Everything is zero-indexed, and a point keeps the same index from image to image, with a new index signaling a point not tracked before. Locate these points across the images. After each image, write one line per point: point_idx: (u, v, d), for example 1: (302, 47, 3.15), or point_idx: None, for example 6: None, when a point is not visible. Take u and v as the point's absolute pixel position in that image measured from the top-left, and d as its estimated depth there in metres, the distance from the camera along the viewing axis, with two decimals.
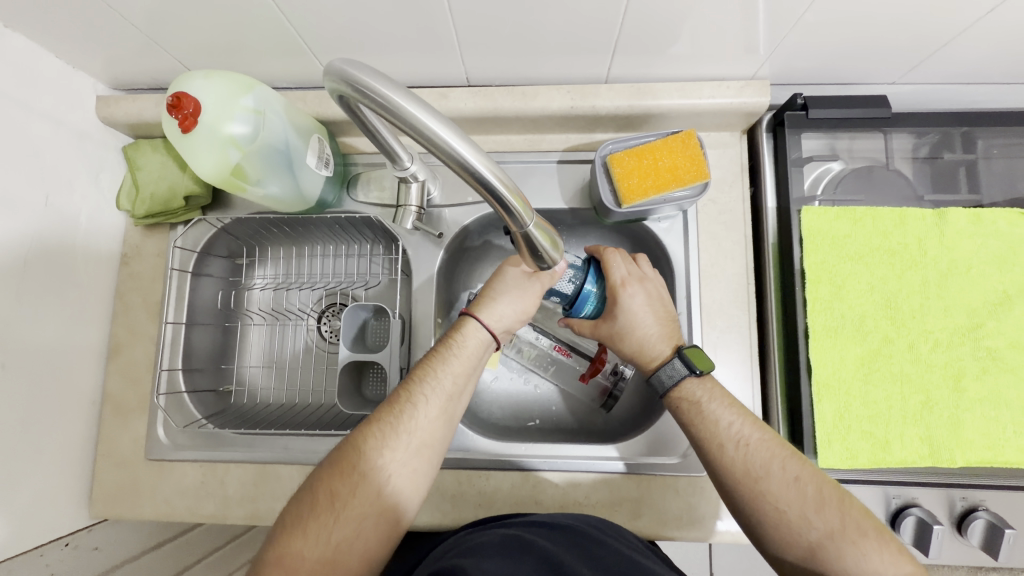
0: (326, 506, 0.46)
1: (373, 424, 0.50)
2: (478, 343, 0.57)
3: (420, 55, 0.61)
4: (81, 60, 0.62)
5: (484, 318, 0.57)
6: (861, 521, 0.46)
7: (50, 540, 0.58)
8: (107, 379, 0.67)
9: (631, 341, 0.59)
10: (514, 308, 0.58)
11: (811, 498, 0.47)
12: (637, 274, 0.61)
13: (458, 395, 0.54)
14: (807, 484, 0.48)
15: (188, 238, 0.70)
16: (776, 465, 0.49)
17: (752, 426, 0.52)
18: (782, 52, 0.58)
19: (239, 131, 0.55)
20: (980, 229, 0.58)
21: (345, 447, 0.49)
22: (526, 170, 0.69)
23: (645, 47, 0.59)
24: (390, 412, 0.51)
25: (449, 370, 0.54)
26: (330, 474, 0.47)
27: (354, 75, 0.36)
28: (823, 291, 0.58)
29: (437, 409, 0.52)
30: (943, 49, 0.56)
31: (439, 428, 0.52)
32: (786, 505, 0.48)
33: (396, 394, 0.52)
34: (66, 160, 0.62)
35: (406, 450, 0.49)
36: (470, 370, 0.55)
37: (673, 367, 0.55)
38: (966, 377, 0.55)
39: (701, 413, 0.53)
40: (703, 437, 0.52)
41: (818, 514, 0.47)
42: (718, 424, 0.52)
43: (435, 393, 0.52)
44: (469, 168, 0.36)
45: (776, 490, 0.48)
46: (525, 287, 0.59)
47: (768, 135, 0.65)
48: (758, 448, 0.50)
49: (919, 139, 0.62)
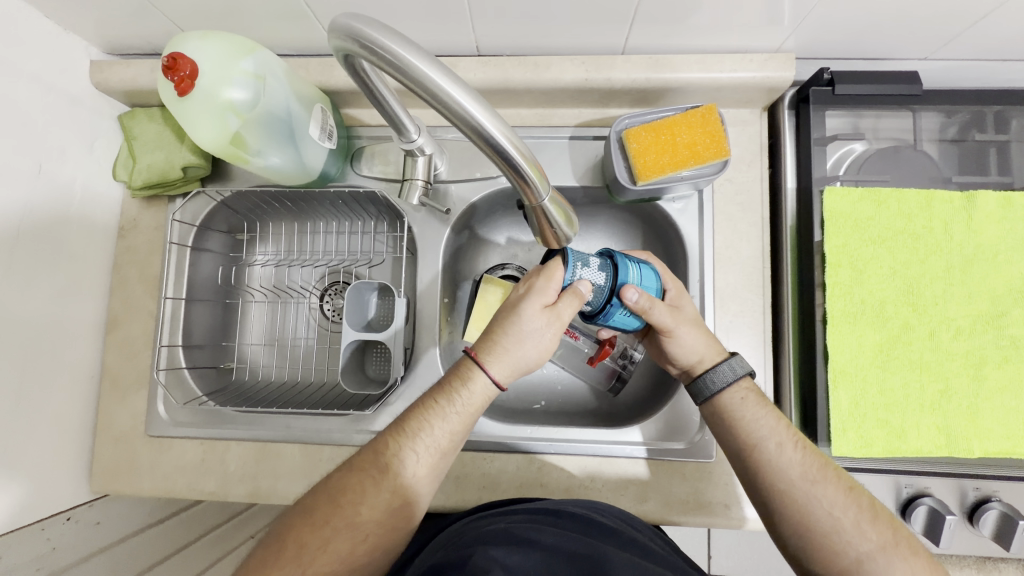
0: (294, 557, 0.43)
1: (353, 474, 0.47)
2: (483, 398, 0.51)
3: (429, 24, 0.58)
4: (74, 22, 0.59)
5: (492, 368, 0.51)
6: (910, 540, 0.46)
7: (51, 514, 0.57)
8: (106, 353, 0.66)
9: (697, 337, 0.54)
10: (531, 357, 0.52)
11: (867, 509, 0.47)
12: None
13: (451, 449, 0.50)
14: (859, 495, 0.47)
15: (187, 211, 0.68)
16: (832, 473, 0.48)
17: (799, 437, 0.50)
18: (810, 25, 0.55)
19: (238, 96, 0.52)
20: (1009, 213, 0.55)
21: (322, 494, 0.47)
22: (537, 146, 0.66)
23: (666, 17, 0.55)
24: (371, 461, 0.48)
25: (439, 420, 0.49)
26: (301, 522, 0.45)
27: (361, 30, 0.34)
28: (843, 275, 0.56)
29: (426, 466, 0.48)
30: (979, 24, 0.53)
31: (426, 484, 0.49)
32: (841, 514, 0.46)
33: (381, 444, 0.49)
34: (59, 128, 0.59)
35: (381, 507, 0.47)
36: (468, 425, 0.51)
37: (739, 360, 0.53)
38: (987, 366, 0.54)
39: (769, 423, 0.50)
40: (761, 438, 0.50)
41: (872, 526, 0.46)
42: (775, 429, 0.50)
43: (421, 446, 0.48)
44: (483, 133, 0.34)
45: (831, 495, 0.47)
46: (537, 328, 0.51)
47: (790, 113, 0.62)
48: (808, 461, 0.48)
49: (947, 119, 0.60)
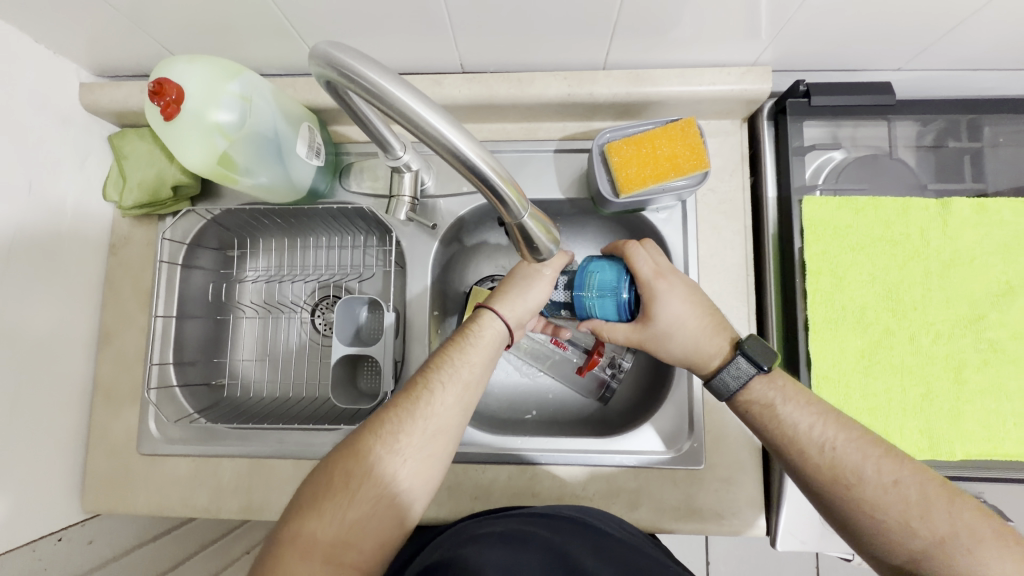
0: (341, 487, 0.44)
1: (389, 408, 0.48)
2: (494, 333, 0.56)
3: (413, 42, 0.60)
4: (65, 45, 0.60)
5: (501, 310, 0.56)
6: (976, 526, 0.43)
7: (42, 535, 0.57)
8: (97, 372, 0.66)
9: (683, 341, 0.55)
10: (530, 299, 0.58)
11: (915, 503, 0.44)
12: (671, 266, 0.56)
13: (474, 382, 0.52)
14: (908, 488, 0.45)
15: (178, 229, 0.68)
16: (870, 467, 0.46)
17: (836, 426, 0.49)
18: (785, 37, 0.57)
19: (226, 118, 0.53)
20: (984, 219, 0.57)
21: (360, 430, 0.47)
22: (522, 159, 0.67)
23: (644, 33, 0.57)
24: (406, 397, 0.49)
25: (466, 359, 0.52)
26: (344, 455, 0.45)
27: (339, 59, 0.35)
28: (824, 282, 0.57)
29: (454, 396, 0.50)
30: (949, 35, 0.55)
31: (456, 415, 0.50)
32: (884, 512, 0.45)
33: (413, 380, 0.51)
34: (49, 149, 0.60)
35: (419, 434, 0.47)
36: (488, 360, 0.54)
37: (738, 366, 0.52)
38: (967, 369, 0.55)
39: (790, 416, 0.50)
40: (782, 438, 0.50)
41: (923, 522, 0.44)
42: (797, 427, 0.49)
43: (453, 379, 0.51)
44: (460, 155, 0.35)
45: (871, 494, 0.46)
46: (531, 276, 0.59)
47: (769, 123, 0.64)
48: (846, 454, 0.47)
49: (923, 127, 0.61)
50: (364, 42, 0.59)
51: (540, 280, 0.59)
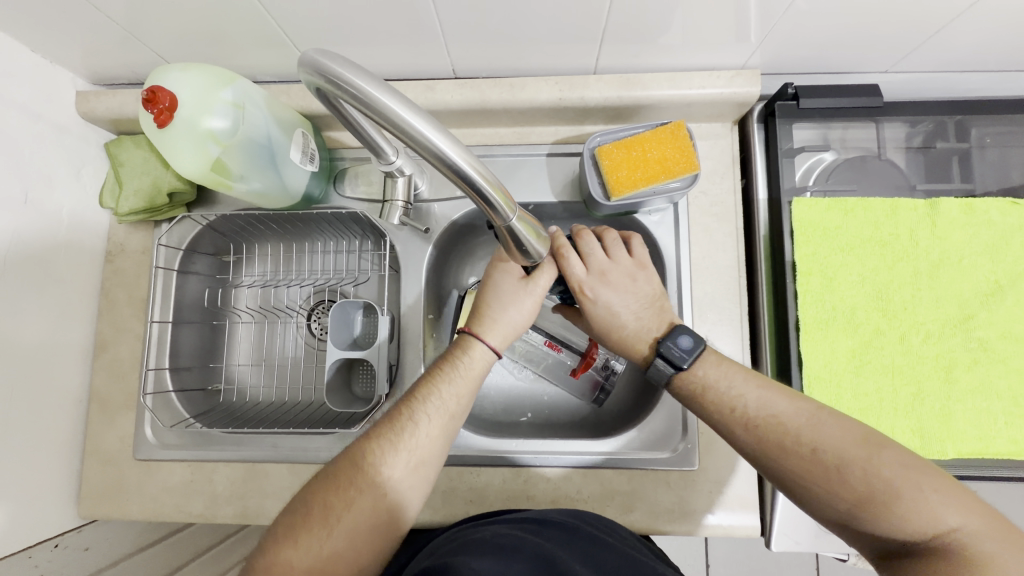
0: (320, 518, 0.44)
1: (372, 439, 0.49)
2: (483, 363, 0.55)
3: (405, 48, 0.60)
4: (60, 54, 0.61)
5: (487, 337, 0.56)
6: (892, 481, 0.43)
7: (39, 541, 0.57)
8: (94, 378, 0.66)
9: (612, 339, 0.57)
10: (520, 319, 0.57)
11: (834, 469, 0.45)
12: (601, 267, 0.57)
13: (459, 413, 0.53)
14: (825, 453, 0.46)
15: (173, 236, 0.69)
16: (789, 438, 0.47)
17: (756, 398, 0.50)
18: (773, 42, 0.57)
19: (219, 124, 0.53)
20: (972, 219, 0.57)
21: (342, 461, 0.48)
22: (515, 163, 0.68)
23: (634, 37, 0.57)
24: (389, 428, 0.50)
25: (451, 388, 0.53)
26: (327, 487, 0.46)
27: (328, 67, 0.35)
28: (815, 283, 0.58)
29: (438, 427, 0.51)
30: (934, 38, 0.56)
31: (439, 446, 0.51)
32: (806, 478, 0.46)
33: (397, 410, 0.51)
34: (45, 158, 0.60)
35: (401, 466, 0.48)
36: (473, 389, 0.54)
37: (656, 368, 0.53)
38: (958, 368, 0.55)
39: (717, 394, 0.51)
40: (712, 416, 0.51)
41: (842, 484, 0.45)
42: (722, 405, 0.51)
43: (437, 410, 0.51)
44: (447, 160, 0.35)
45: (794, 463, 0.47)
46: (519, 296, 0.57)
47: (759, 126, 0.64)
48: (765, 425, 0.49)
49: (912, 128, 0.62)
50: (357, 49, 0.60)
51: (525, 297, 0.57)
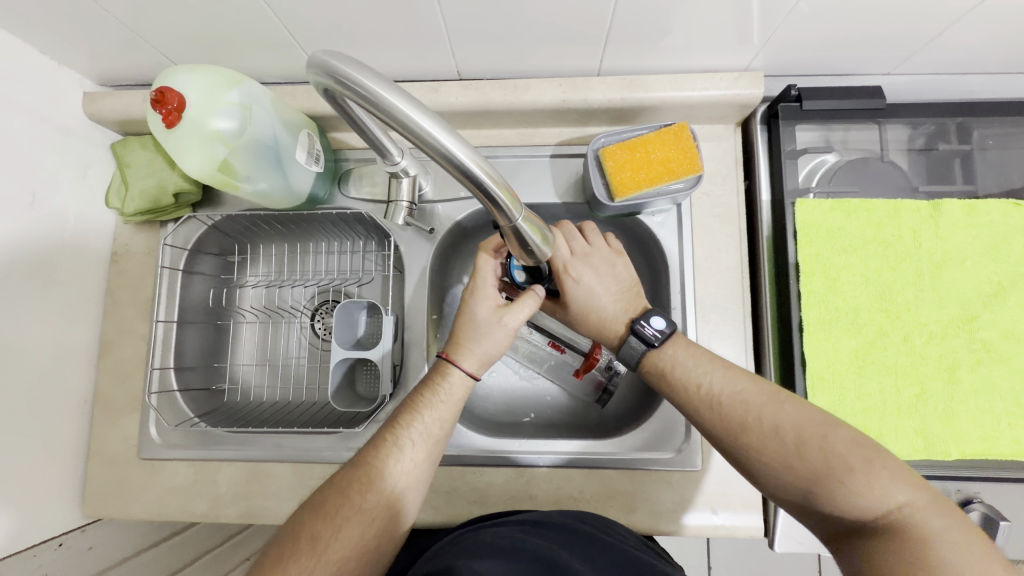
0: (308, 549, 0.44)
1: (358, 467, 0.50)
2: (464, 389, 0.55)
3: (410, 50, 0.61)
4: (68, 56, 0.61)
5: (464, 362, 0.55)
6: (849, 458, 0.44)
7: (43, 540, 0.57)
8: (98, 378, 0.66)
9: (589, 322, 0.58)
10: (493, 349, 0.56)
11: (793, 448, 0.47)
12: (583, 251, 0.60)
13: (442, 438, 0.53)
14: (786, 432, 0.47)
15: (179, 236, 0.69)
16: (752, 416, 0.49)
17: (722, 376, 0.52)
18: (775, 44, 0.58)
19: (226, 125, 0.54)
20: (973, 220, 0.57)
21: (328, 491, 0.48)
22: (518, 164, 0.68)
23: (638, 39, 0.58)
24: (373, 454, 0.50)
25: (433, 412, 0.53)
26: (313, 517, 0.46)
27: (336, 67, 0.36)
28: (817, 283, 0.58)
29: (422, 452, 0.52)
30: (935, 40, 0.56)
31: (422, 470, 0.51)
32: (768, 456, 0.47)
33: (381, 435, 0.52)
34: (52, 159, 0.61)
35: (385, 493, 0.49)
36: (456, 413, 0.55)
37: (630, 347, 0.55)
38: (961, 369, 0.55)
39: (683, 374, 0.53)
40: (678, 396, 0.53)
41: (801, 462, 0.46)
42: (689, 384, 0.52)
43: (419, 435, 0.52)
44: (455, 160, 0.35)
45: (758, 442, 0.48)
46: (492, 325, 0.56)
47: (762, 128, 0.64)
48: (730, 403, 0.50)
49: (914, 130, 0.62)
50: (363, 50, 0.61)
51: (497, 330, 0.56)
